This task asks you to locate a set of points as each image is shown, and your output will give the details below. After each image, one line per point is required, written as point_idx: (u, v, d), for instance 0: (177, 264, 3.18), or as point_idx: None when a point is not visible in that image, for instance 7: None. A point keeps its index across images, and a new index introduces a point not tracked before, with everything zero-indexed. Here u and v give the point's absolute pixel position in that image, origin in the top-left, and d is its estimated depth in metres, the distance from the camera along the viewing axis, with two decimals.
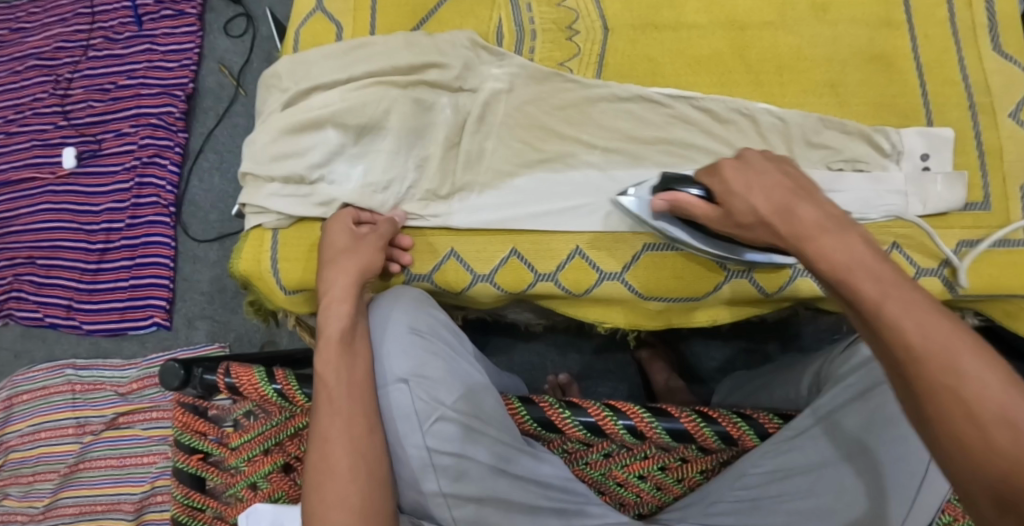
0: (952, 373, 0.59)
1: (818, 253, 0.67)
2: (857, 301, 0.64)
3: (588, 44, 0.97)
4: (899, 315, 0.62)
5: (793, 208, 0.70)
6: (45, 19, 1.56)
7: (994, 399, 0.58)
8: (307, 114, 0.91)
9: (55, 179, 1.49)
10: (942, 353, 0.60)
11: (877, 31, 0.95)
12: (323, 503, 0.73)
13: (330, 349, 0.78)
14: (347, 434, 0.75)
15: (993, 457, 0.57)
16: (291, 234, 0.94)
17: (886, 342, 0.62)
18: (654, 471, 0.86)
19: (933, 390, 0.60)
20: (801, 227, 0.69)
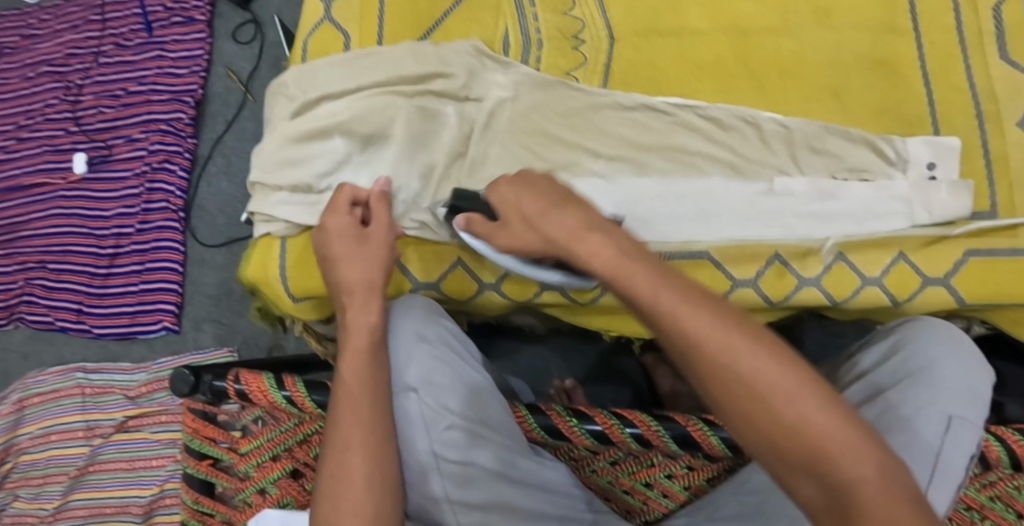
0: (734, 361, 0.59)
1: (587, 256, 0.67)
2: (631, 298, 0.63)
3: (594, 52, 0.97)
4: (672, 306, 0.61)
5: (550, 214, 0.70)
6: (56, 26, 1.57)
7: (771, 373, 0.59)
8: (314, 122, 0.93)
9: (66, 185, 1.50)
10: (716, 337, 0.60)
11: (880, 37, 0.94)
12: (335, 509, 0.72)
13: (357, 359, 0.77)
14: (366, 444, 0.75)
15: (784, 431, 0.58)
16: (299, 243, 0.95)
17: (667, 337, 0.61)
18: (660, 479, 0.89)
19: (715, 375, 0.60)
20: (562, 231, 0.69)
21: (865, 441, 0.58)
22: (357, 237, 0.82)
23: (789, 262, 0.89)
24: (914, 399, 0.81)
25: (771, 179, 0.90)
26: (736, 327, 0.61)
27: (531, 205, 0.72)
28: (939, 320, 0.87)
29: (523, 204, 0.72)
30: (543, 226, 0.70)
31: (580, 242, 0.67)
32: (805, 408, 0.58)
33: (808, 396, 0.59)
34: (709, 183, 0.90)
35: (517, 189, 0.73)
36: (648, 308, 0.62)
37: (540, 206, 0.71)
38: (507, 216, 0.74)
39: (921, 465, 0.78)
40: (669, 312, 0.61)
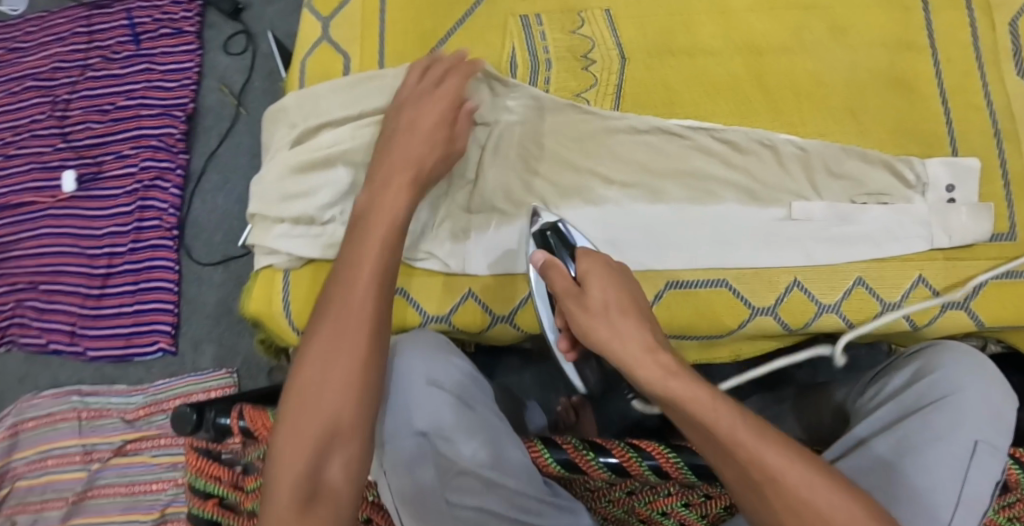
0: (792, 488, 0.62)
1: (665, 386, 0.66)
2: (711, 435, 0.64)
3: (605, 73, 0.94)
4: (756, 447, 0.63)
5: (622, 326, 0.70)
6: (41, 38, 1.52)
7: (849, 515, 0.62)
8: (317, 152, 0.91)
9: (55, 203, 1.46)
10: (796, 477, 0.63)
11: (897, 54, 0.91)
12: (319, 375, 0.70)
13: (374, 231, 0.77)
14: (370, 320, 0.72)
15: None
16: (305, 276, 0.92)
17: (748, 476, 0.63)
18: (678, 507, 0.85)
19: (793, 514, 0.62)
20: (630, 349, 0.68)
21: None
22: (441, 123, 0.84)
23: (808, 288, 0.87)
24: (938, 423, 0.79)
25: (789, 204, 0.87)
26: (813, 468, 0.63)
27: (606, 304, 0.71)
28: (961, 344, 0.86)
29: (602, 296, 0.72)
30: (611, 336, 0.70)
31: (645, 365, 0.67)
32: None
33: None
34: (724, 209, 0.88)
35: (600, 274, 0.73)
36: (729, 445, 0.63)
37: (614, 318, 0.70)
38: (590, 297, 0.72)
39: (944, 493, 0.76)
40: (752, 451, 0.63)
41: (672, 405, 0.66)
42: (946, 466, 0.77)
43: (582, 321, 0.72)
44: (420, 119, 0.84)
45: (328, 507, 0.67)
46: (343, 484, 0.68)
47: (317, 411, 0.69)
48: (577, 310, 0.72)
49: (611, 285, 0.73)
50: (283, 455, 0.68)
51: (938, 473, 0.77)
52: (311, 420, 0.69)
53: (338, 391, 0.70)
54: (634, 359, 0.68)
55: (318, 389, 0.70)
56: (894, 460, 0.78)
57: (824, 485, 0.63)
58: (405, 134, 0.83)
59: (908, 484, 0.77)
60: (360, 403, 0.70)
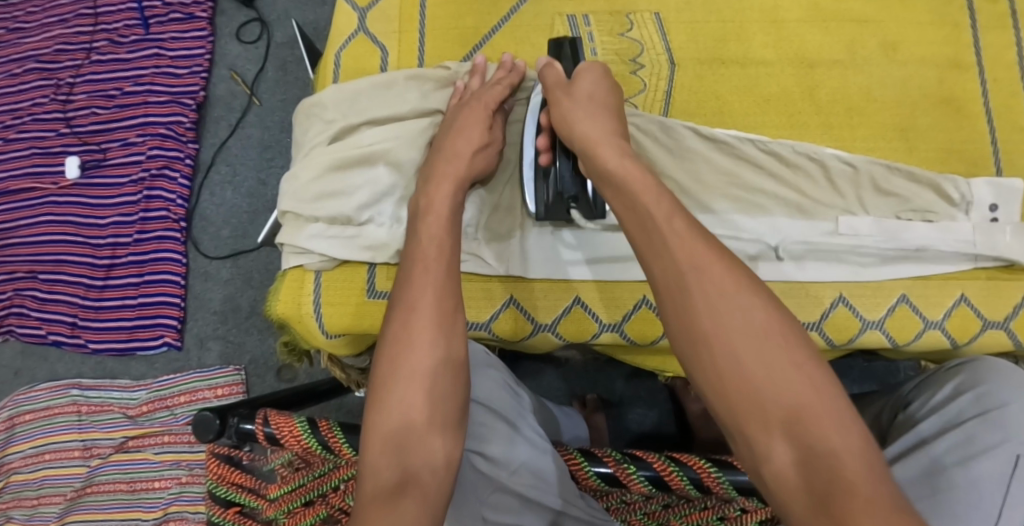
0: (732, 320, 0.66)
1: (620, 166, 0.77)
2: (649, 224, 0.72)
3: (654, 78, 0.93)
4: (683, 237, 0.70)
5: (595, 116, 0.82)
6: (44, 19, 1.47)
7: (768, 326, 0.66)
8: (355, 151, 0.89)
9: (57, 190, 1.41)
10: (718, 277, 0.68)
11: (945, 74, 0.92)
12: (386, 383, 0.71)
13: (437, 223, 0.80)
14: (434, 307, 0.74)
15: (761, 374, 0.64)
16: (336, 278, 0.89)
17: (674, 268, 0.69)
18: (713, 522, 0.79)
19: (712, 314, 0.67)
20: (595, 131, 0.80)
21: (836, 391, 0.64)
22: (483, 144, 0.86)
23: (853, 304, 0.86)
24: (984, 437, 0.77)
25: (835, 219, 0.88)
26: (747, 281, 0.68)
27: (589, 95, 0.84)
28: (1002, 362, 0.83)
29: (587, 88, 0.85)
30: (583, 118, 0.82)
31: (605, 146, 0.79)
32: (794, 371, 0.64)
33: (791, 342, 0.65)
34: (775, 221, 0.88)
35: (591, 75, 0.86)
36: (664, 238, 0.70)
37: (592, 109, 0.83)
38: (575, 88, 0.85)
39: (984, 508, 0.74)
40: (679, 242, 0.70)
41: (620, 184, 0.76)
42: (987, 484, 0.75)
43: (563, 105, 0.84)
44: (465, 124, 0.86)
45: (416, 496, 0.66)
46: (430, 469, 0.68)
47: (397, 408, 0.70)
48: (564, 95, 0.85)
49: (599, 84, 0.86)
50: (370, 452, 0.68)
51: (978, 494, 0.74)
52: (391, 416, 0.70)
53: (408, 388, 0.70)
54: (596, 138, 0.80)
55: (389, 385, 0.71)
56: (934, 478, 0.76)
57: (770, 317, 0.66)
58: (452, 141, 0.85)
59: (953, 501, 0.74)
60: (428, 394, 0.70)
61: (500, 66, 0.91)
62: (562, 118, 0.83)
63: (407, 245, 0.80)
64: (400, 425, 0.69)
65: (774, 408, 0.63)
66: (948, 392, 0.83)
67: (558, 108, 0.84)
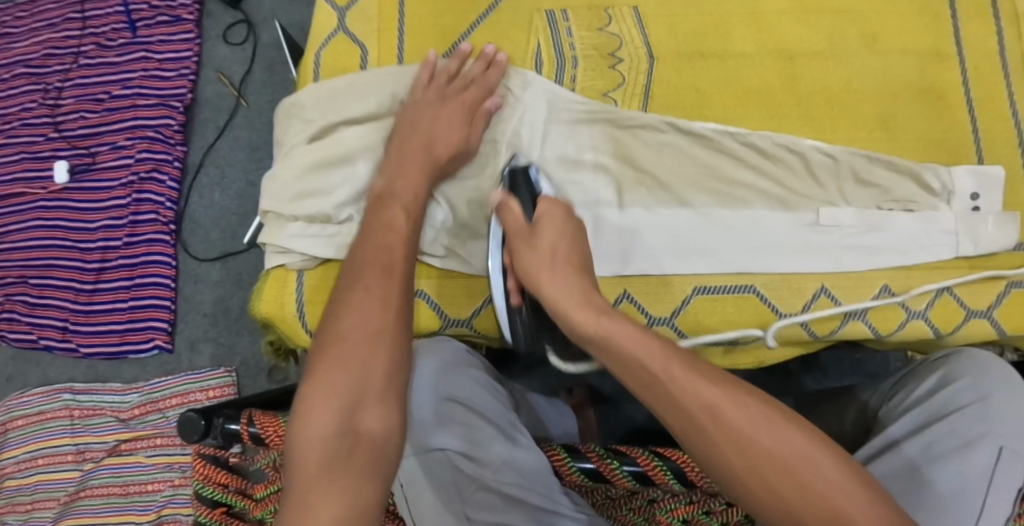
0: (759, 448, 0.62)
1: (598, 329, 0.70)
2: (649, 380, 0.66)
3: (633, 72, 0.93)
4: (687, 382, 0.65)
5: (563, 275, 0.76)
6: (32, 24, 1.48)
7: (794, 448, 0.62)
8: (336, 151, 0.90)
9: (47, 194, 1.41)
10: (733, 412, 0.63)
11: (926, 62, 0.92)
12: (337, 350, 0.69)
13: (392, 202, 0.82)
14: (401, 282, 0.75)
15: (804, 499, 0.60)
16: (318, 277, 0.90)
17: (686, 416, 0.64)
18: (698, 516, 0.76)
19: (739, 451, 0.62)
20: (567, 294, 0.75)
21: (873, 496, 0.61)
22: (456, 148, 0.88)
23: (836, 296, 0.86)
24: (966, 428, 0.77)
25: (816, 211, 0.88)
26: (749, 400, 0.64)
27: (553, 251, 0.78)
28: (985, 353, 0.83)
29: (551, 241, 0.79)
30: (552, 277, 0.76)
31: (580, 309, 0.73)
32: (829, 483, 0.61)
33: (817, 449, 0.62)
34: (754, 214, 0.88)
35: (552, 216, 0.80)
36: (666, 387, 0.65)
37: (562, 265, 0.77)
38: (539, 239, 0.79)
39: (970, 497, 0.73)
40: (684, 386, 0.65)
41: (606, 349, 0.69)
42: (972, 475, 0.74)
43: (528, 259, 0.78)
44: (441, 124, 0.88)
45: (370, 456, 0.65)
46: (379, 434, 0.67)
47: (348, 372, 0.68)
48: (529, 248, 0.79)
49: (564, 235, 0.79)
50: (317, 408, 0.66)
51: (964, 487, 0.73)
52: (344, 378, 0.68)
53: (370, 348, 0.70)
54: (570, 302, 0.74)
55: (351, 345, 0.70)
56: (920, 471, 0.75)
57: (792, 434, 0.63)
58: (427, 140, 0.87)
59: (934, 495, 0.74)
60: (389, 358, 0.70)
61: (479, 57, 0.92)
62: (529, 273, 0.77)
63: (357, 243, 0.79)
64: (352, 386, 0.68)
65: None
66: (932, 385, 0.82)
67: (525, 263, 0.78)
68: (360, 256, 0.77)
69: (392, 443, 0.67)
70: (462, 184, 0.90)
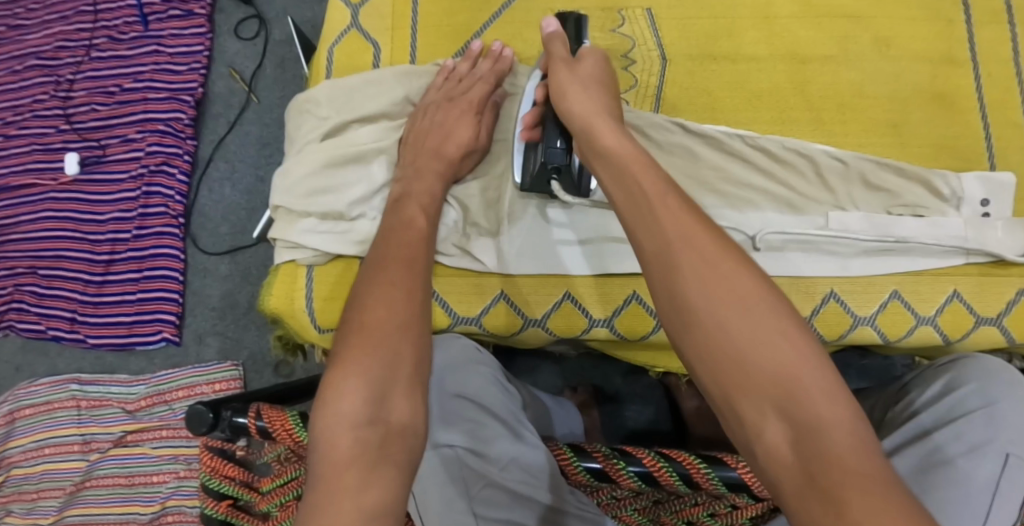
0: (723, 288, 0.62)
1: (609, 145, 0.74)
2: (640, 197, 0.69)
3: (645, 75, 0.93)
4: (671, 216, 0.67)
5: (589, 94, 0.79)
6: (45, 16, 1.48)
7: (757, 297, 0.62)
8: (350, 148, 0.90)
9: (57, 186, 1.42)
10: (708, 250, 0.64)
11: (939, 69, 0.92)
12: (363, 337, 0.69)
13: (412, 200, 0.83)
14: (418, 274, 0.75)
15: (757, 351, 0.60)
16: (329, 272, 0.90)
17: (660, 240, 0.66)
18: (704, 518, 0.78)
19: (698, 283, 0.63)
20: (590, 114, 0.77)
21: (834, 379, 0.59)
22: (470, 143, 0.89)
23: (845, 300, 0.86)
24: (973, 432, 0.76)
25: (825, 215, 0.88)
26: (732, 252, 0.64)
27: (587, 75, 0.81)
28: (991, 359, 0.83)
29: (587, 70, 0.82)
30: (578, 97, 0.79)
31: (599, 123, 0.76)
32: (781, 335, 0.60)
33: (784, 317, 0.61)
34: (764, 217, 0.88)
35: (595, 58, 0.83)
36: (652, 207, 0.67)
37: (591, 88, 0.80)
38: (579, 65, 0.82)
39: (976, 503, 0.73)
40: (669, 218, 0.66)
41: (610, 165, 0.73)
42: (978, 480, 0.74)
43: (563, 76, 0.81)
44: (451, 123, 0.88)
45: (400, 446, 0.65)
46: (406, 424, 0.67)
47: (373, 358, 0.68)
48: (565, 70, 0.82)
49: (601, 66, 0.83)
50: (343, 396, 0.66)
51: (971, 492, 0.73)
52: (371, 365, 0.68)
53: (397, 337, 0.70)
54: (590, 116, 0.77)
55: (377, 332, 0.70)
56: (928, 476, 0.75)
57: (760, 289, 0.62)
58: (439, 140, 0.87)
59: (941, 501, 0.73)
60: (414, 347, 0.70)
61: (489, 55, 0.93)
62: (557, 93, 0.81)
63: (380, 241, 0.78)
64: (378, 373, 0.68)
65: (761, 378, 0.59)
66: (937, 391, 0.83)
67: (555, 77, 0.81)
68: (383, 248, 0.77)
69: (419, 434, 0.67)
70: (474, 185, 0.91)
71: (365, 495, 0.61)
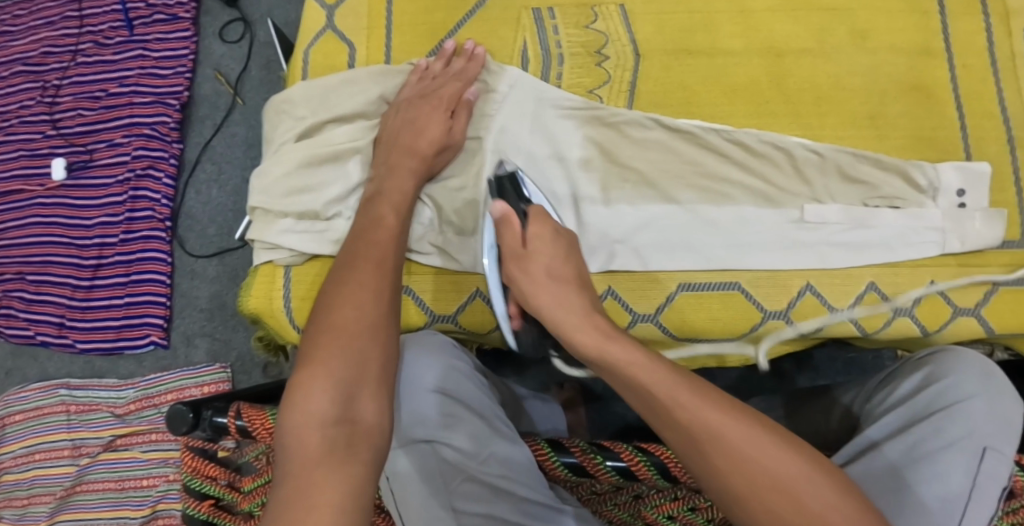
0: (765, 472, 0.61)
1: (602, 351, 0.70)
2: (653, 406, 0.65)
3: (619, 70, 0.93)
4: (693, 409, 0.64)
5: (562, 293, 0.75)
6: (31, 22, 1.49)
7: (798, 472, 0.62)
8: (326, 148, 0.90)
9: (45, 191, 1.42)
10: (738, 437, 0.62)
11: (915, 60, 0.92)
12: (331, 334, 0.70)
13: (384, 200, 0.83)
14: (385, 273, 0.76)
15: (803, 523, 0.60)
16: (306, 272, 0.90)
17: (692, 441, 0.63)
18: (685, 513, 0.77)
19: (743, 474, 0.62)
20: (569, 314, 0.73)
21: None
22: (442, 143, 0.88)
23: (822, 293, 0.86)
24: (952, 426, 0.76)
25: (802, 207, 0.88)
26: (758, 430, 0.63)
27: (548, 270, 0.76)
28: (971, 352, 0.82)
29: (546, 260, 0.77)
30: (550, 295, 0.75)
31: (584, 327, 0.72)
32: (825, 504, 0.61)
33: (821, 479, 0.62)
34: (740, 210, 0.88)
35: (547, 240, 0.78)
36: (671, 411, 0.64)
37: (559, 281, 0.75)
38: (533, 259, 0.77)
39: (953, 497, 0.73)
40: (691, 412, 0.64)
41: (611, 371, 0.69)
42: (955, 473, 0.74)
43: (523, 280, 0.77)
44: (424, 121, 0.88)
45: (367, 443, 0.66)
46: (374, 423, 0.67)
47: (341, 358, 0.69)
48: (524, 266, 0.77)
49: (559, 248, 0.78)
50: (311, 393, 0.67)
51: (947, 486, 0.73)
52: (339, 364, 0.68)
53: (366, 337, 0.71)
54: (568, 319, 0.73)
55: (344, 332, 0.70)
56: (905, 474, 0.75)
57: (792, 461, 0.62)
58: (412, 137, 0.87)
59: (919, 497, 0.73)
60: (384, 347, 0.71)
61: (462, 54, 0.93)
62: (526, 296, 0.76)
63: (351, 241, 0.79)
64: (346, 374, 0.68)
65: None
66: (915, 384, 0.82)
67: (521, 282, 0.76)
68: (354, 246, 0.78)
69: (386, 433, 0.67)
70: (449, 183, 0.91)
71: (328, 491, 0.62)
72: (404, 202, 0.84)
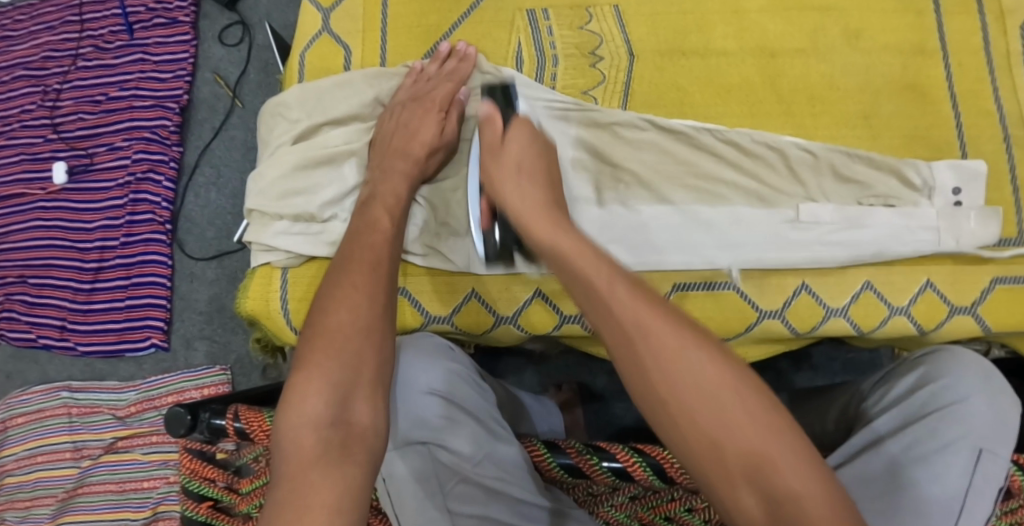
0: (688, 377, 0.62)
1: (551, 240, 0.73)
2: (591, 292, 0.67)
3: (613, 71, 0.93)
4: (625, 301, 0.65)
5: (526, 188, 0.79)
6: (32, 27, 1.50)
7: (721, 378, 0.62)
8: (321, 150, 0.90)
9: (46, 195, 1.43)
10: (665, 335, 0.63)
11: (910, 59, 0.92)
12: (325, 336, 0.70)
13: (379, 202, 0.83)
14: (382, 274, 0.76)
15: (722, 434, 0.60)
16: (303, 274, 0.90)
17: (622, 331, 0.64)
18: (681, 513, 0.77)
19: (665, 369, 0.62)
20: (529, 204, 0.78)
21: (797, 448, 0.60)
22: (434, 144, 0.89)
23: (818, 293, 0.87)
24: (948, 426, 0.76)
25: (797, 208, 0.88)
26: (686, 329, 0.64)
27: (517, 165, 0.81)
28: (966, 351, 0.82)
29: (517, 155, 0.82)
30: (513, 186, 0.80)
31: (537, 216, 0.76)
32: (746, 417, 0.60)
33: (746, 391, 0.61)
34: (735, 210, 0.88)
35: (521, 138, 0.83)
36: (604, 299, 0.66)
37: (524, 178, 0.80)
38: (505, 156, 0.82)
39: (949, 497, 0.73)
40: (622, 305, 0.65)
41: (555, 261, 0.71)
42: (951, 474, 0.73)
43: (492, 170, 0.82)
44: (417, 122, 0.89)
45: (361, 448, 0.66)
46: (368, 426, 0.67)
47: (337, 361, 0.69)
48: (496, 158, 0.82)
49: (528, 150, 0.82)
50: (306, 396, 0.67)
51: (943, 487, 0.73)
52: (334, 367, 0.69)
53: (360, 338, 0.71)
54: (528, 209, 0.77)
55: (339, 336, 0.70)
56: (901, 474, 0.75)
57: (716, 367, 0.62)
58: (406, 139, 0.88)
59: (915, 498, 0.73)
60: (378, 348, 0.71)
61: (454, 54, 0.93)
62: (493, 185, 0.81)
63: (346, 245, 0.79)
64: (343, 378, 0.68)
65: (733, 460, 0.59)
66: (912, 383, 0.82)
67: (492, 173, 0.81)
68: (348, 250, 0.78)
69: (381, 436, 0.68)
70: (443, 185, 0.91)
71: (323, 496, 0.62)
72: (398, 205, 0.84)
